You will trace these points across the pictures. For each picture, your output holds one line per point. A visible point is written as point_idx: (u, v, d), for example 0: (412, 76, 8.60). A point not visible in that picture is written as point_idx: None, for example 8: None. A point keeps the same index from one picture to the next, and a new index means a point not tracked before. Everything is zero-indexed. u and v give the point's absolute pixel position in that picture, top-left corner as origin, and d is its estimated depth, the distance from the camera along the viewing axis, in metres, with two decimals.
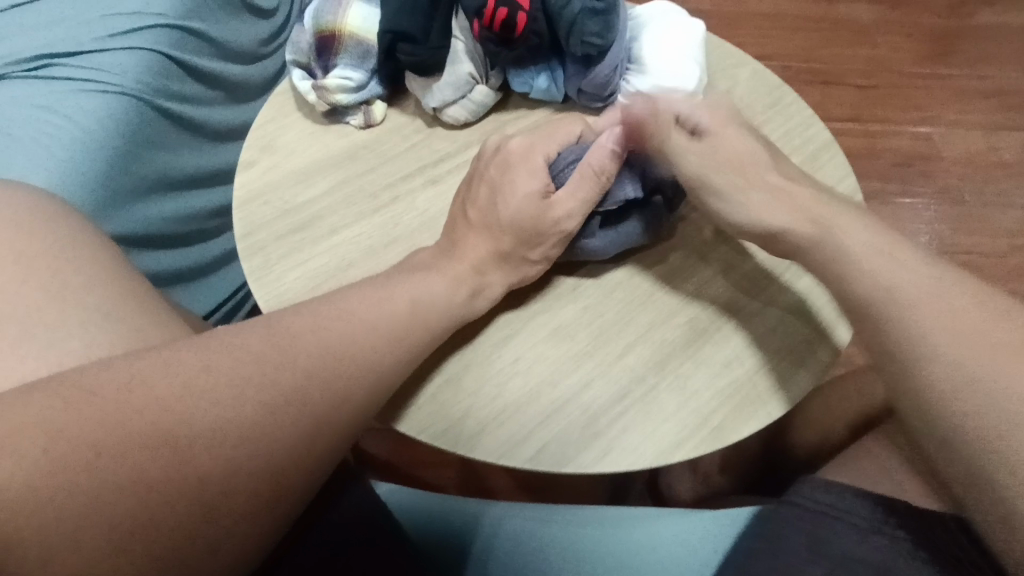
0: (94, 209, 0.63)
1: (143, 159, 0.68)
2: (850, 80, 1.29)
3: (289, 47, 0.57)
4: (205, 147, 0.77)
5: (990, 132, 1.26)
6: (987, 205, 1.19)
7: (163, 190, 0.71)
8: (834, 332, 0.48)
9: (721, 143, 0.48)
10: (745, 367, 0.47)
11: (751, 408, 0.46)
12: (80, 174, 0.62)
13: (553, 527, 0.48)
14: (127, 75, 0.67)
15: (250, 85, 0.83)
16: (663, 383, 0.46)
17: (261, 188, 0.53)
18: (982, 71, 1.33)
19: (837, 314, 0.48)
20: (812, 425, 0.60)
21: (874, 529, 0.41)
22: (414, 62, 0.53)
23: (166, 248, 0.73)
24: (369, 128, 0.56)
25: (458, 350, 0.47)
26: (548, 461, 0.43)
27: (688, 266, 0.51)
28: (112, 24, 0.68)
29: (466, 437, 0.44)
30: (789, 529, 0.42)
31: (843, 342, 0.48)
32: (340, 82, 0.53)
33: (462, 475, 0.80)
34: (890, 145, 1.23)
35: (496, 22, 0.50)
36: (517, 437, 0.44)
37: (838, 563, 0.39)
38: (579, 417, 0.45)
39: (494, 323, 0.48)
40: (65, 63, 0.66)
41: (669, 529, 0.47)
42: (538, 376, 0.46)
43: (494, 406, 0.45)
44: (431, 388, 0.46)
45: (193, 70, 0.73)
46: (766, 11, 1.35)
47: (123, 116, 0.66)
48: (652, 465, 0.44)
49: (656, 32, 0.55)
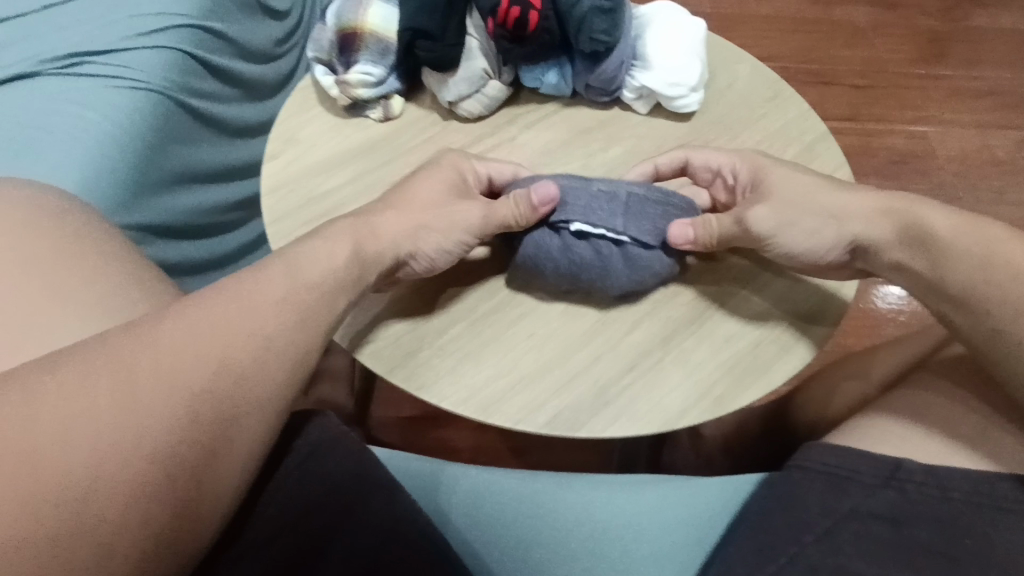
0: (122, 201, 0.66)
1: (167, 152, 0.71)
2: (847, 80, 1.33)
3: (311, 44, 0.60)
4: (225, 143, 0.81)
5: (984, 130, 1.29)
6: (981, 201, 1.22)
7: (186, 183, 0.75)
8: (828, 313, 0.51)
9: (773, 185, 0.51)
10: (743, 342, 0.50)
11: (749, 381, 0.48)
12: (110, 167, 0.65)
13: (563, 491, 0.50)
14: (153, 73, 0.70)
15: (267, 83, 0.87)
16: (668, 357, 0.49)
17: (286, 177, 0.56)
18: (976, 70, 1.36)
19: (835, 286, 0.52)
20: (812, 402, 0.62)
21: (865, 485, 0.43)
22: (433, 59, 0.56)
23: (188, 238, 0.76)
24: (388, 121, 0.59)
25: (473, 326, 0.50)
26: (561, 428, 0.46)
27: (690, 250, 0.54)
28: (138, 24, 0.72)
29: (485, 406, 0.47)
30: (797, 489, 0.45)
31: (838, 319, 0.51)
32: (361, 77, 0.56)
33: (472, 459, 0.83)
34: (885, 143, 1.26)
35: (510, 20, 0.53)
36: (532, 406, 0.47)
37: (849, 514, 0.43)
38: (588, 389, 0.48)
39: (506, 302, 0.51)
40: (94, 61, 0.70)
41: (676, 493, 0.50)
42: (550, 350, 0.49)
43: (510, 378, 0.48)
44: (451, 361, 0.49)
45: (215, 68, 0.76)
46: (764, 13, 1.39)
47: (149, 112, 0.69)
48: (657, 432, 0.47)
49: (659, 31, 0.58)
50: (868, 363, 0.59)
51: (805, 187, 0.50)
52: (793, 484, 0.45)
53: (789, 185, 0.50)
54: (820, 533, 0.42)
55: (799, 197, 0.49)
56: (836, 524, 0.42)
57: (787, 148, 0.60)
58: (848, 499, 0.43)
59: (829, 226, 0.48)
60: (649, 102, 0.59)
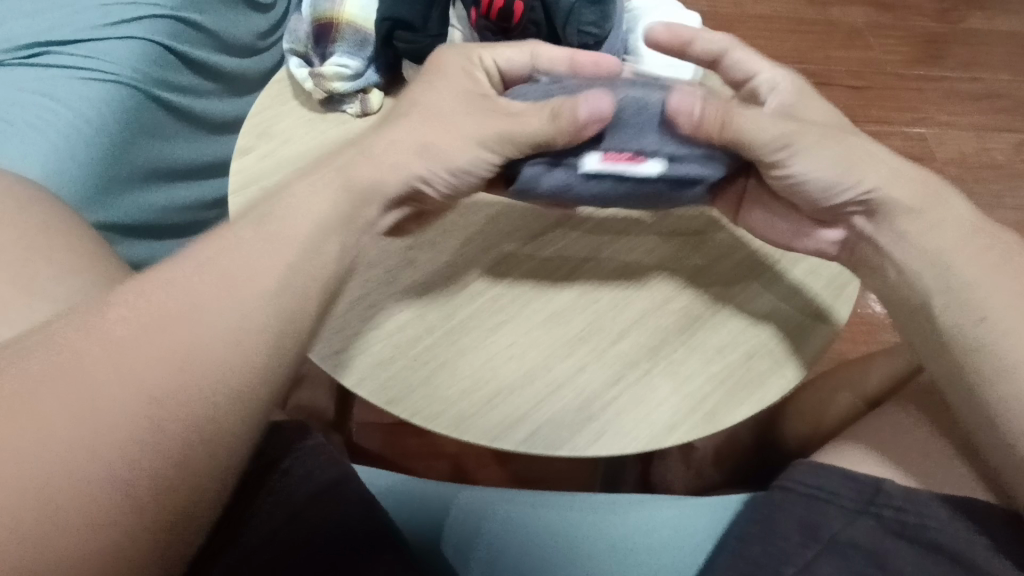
0: (85, 197, 0.62)
1: (139, 148, 0.67)
2: (845, 81, 1.30)
3: (287, 36, 0.58)
4: (201, 138, 0.78)
5: (982, 134, 1.27)
6: (979, 205, 1.20)
7: (159, 180, 0.71)
8: (830, 316, 0.49)
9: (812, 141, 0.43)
10: (738, 352, 0.47)
11: (744, 394, 0.46)
12: (76, 163, 0.62)
13: (544, 511, 0.48)
14: (124, 65, 0.67)
15: (250, 79, 0.84)
16: (657, 368, 0.46)
17: (256, 174, 0.52)
18: (974, 72, 1.34)
19: (829, 297, 0.49)
20: (804, 414, 0.60)
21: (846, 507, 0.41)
22: (413, 50, 0.53)
23: (159, 237, 0.73)
24: (366, 116, 0.55)
25: (450, 336, 0.47)
26: (543, 444, 0.43)
27: (644, 239, 0.52)
28: (111, 14, 0.68)
29: (461, 420, 0.44)
30: (779, 513, 0.41)
31: (837, 327, 0.48)
32: (336, 69, 0.53)
33: (458, 469, 0.80)
34: (884, 146, 1.24)
35: (495, 9, 0.51)
36: (512, 420, 0.44)
37: (827, 546, 0.39)
38: (572, 402, 0.45)
39: (488, 310, 0.48)
40: (62, 51, 0.66)
41: (664, 513, 0.47)
42: (533, 359, 0.46)
43: (490, 389, 0.45)
44: (425, 370, 0.45)
45: (191, 61, 0.73)
46: (761, 13, 1.37)
47: (118, 104, 0.66)
48: (646, 449, 0.44)
49: (651, 25, 0.56)
50: (861, 374, 0.56)
51: (848, 158, 0.43)
52: (775, 509, 0.42)
53: (824, 143, 0.43)
54: (802, 565, 0.39)
55: (841, 153, 0.43)
56: (818, 555, 0.39)
57: None
58: (830, 521, 0.40)
59: (840, 174, 0.43)
60: None
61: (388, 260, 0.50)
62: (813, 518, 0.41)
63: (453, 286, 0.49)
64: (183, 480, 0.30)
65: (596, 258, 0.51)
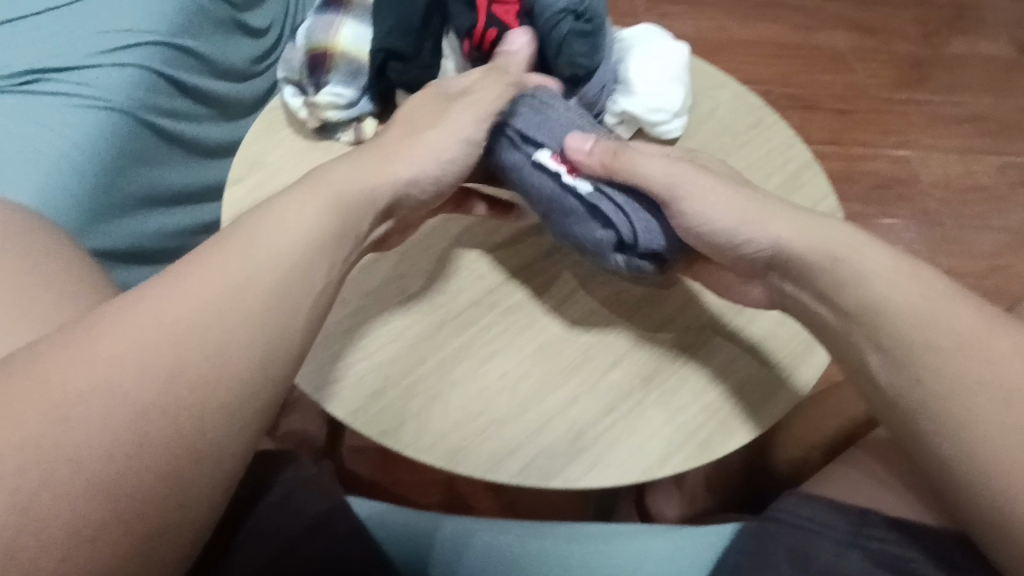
0: (79, 224, 0.62)
1: (132, 174, 0.67)
2: (830, 105, 1.33)
3: (282, 65, 0.58)
4: (193, 163, 0.78)
5: (965, 157, 1.30)
6: (964, 227, 1.22)
7: (151, 206, 0.71)
8: (793, 378, 0.48)
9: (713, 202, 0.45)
10: (729, 381, 0.47)
11: (735, 424, 0.46)
12: (68, 190, 0.62)
13: (535, 542, 0.47)
14: (118, 92, 0.67)
15: (242, 103, 0.85)
16: (650, 398, 0.46)
17: (250, 203, 0.53)
18: (956, 96, 1.37)
19: (793, 357, 0.48)
20: (796, 438, 0.60)
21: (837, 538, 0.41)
22: (405, 80, 0.53)
23: (150, 262, 0.73)
24: (359, 144, 0.56)
25: (442, 367, 0.47)
26: (536, 476, 0.43)
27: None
28: (106, 42, 0.69)
29: (453, 452, 0.44)
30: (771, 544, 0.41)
31: (798, 393, 0.47)
32: (331, 99, 0.54)
33: (450, 494, 0.79)
34: (869, 168, 1.26)
35: (486, 42, 0.52)
36: (505, 451, 0.44)
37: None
38: (565, 433, 0.45)
39: (480, 338, 0.48)
40: (58, 79, 0.66)
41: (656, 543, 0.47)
42: (526, 390, 0.46)
43: (482, 420, 0.45)
44: (417, 401, 0.45)
45: (185, 87, 0.73)
46: (747, 38, 1.40)
47: (115, 130, 0.66)
48: (639, 480, 0.44)
49: (641, 55, 0.57)
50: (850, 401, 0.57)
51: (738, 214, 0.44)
52: (766, 539, 0.42)
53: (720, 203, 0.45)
54: None
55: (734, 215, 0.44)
56: None
57: (771, 176, 0.58)
58: (821, 551, 0.40)
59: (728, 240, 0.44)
60: (631, 127, 0.57)
61: (380, 287, 0.50)
62: (805, 549, 0.41)
63: (446, 316, 0.49)
64: (173, 511, 0.30)
65: (588, 286, 0.51)
